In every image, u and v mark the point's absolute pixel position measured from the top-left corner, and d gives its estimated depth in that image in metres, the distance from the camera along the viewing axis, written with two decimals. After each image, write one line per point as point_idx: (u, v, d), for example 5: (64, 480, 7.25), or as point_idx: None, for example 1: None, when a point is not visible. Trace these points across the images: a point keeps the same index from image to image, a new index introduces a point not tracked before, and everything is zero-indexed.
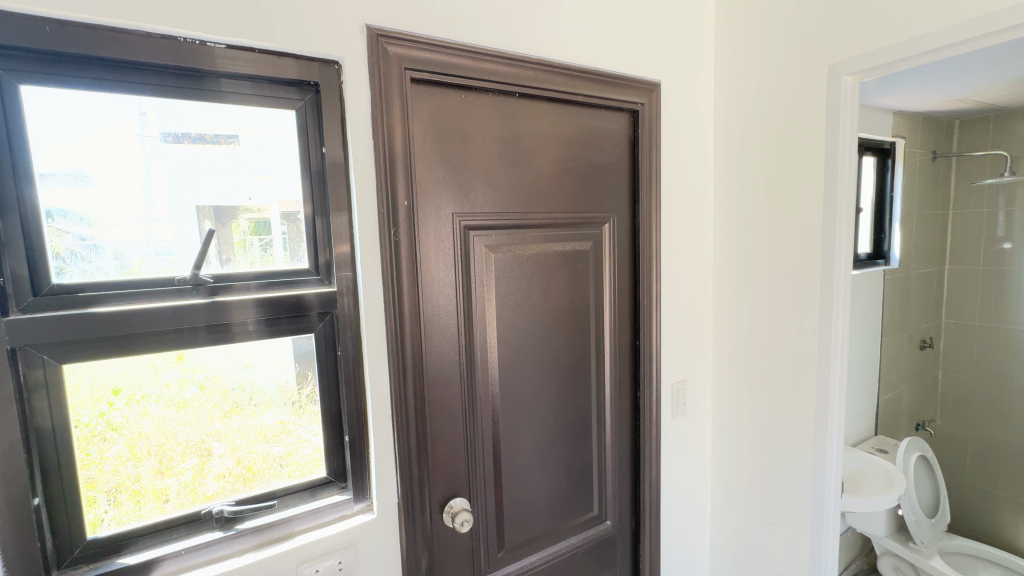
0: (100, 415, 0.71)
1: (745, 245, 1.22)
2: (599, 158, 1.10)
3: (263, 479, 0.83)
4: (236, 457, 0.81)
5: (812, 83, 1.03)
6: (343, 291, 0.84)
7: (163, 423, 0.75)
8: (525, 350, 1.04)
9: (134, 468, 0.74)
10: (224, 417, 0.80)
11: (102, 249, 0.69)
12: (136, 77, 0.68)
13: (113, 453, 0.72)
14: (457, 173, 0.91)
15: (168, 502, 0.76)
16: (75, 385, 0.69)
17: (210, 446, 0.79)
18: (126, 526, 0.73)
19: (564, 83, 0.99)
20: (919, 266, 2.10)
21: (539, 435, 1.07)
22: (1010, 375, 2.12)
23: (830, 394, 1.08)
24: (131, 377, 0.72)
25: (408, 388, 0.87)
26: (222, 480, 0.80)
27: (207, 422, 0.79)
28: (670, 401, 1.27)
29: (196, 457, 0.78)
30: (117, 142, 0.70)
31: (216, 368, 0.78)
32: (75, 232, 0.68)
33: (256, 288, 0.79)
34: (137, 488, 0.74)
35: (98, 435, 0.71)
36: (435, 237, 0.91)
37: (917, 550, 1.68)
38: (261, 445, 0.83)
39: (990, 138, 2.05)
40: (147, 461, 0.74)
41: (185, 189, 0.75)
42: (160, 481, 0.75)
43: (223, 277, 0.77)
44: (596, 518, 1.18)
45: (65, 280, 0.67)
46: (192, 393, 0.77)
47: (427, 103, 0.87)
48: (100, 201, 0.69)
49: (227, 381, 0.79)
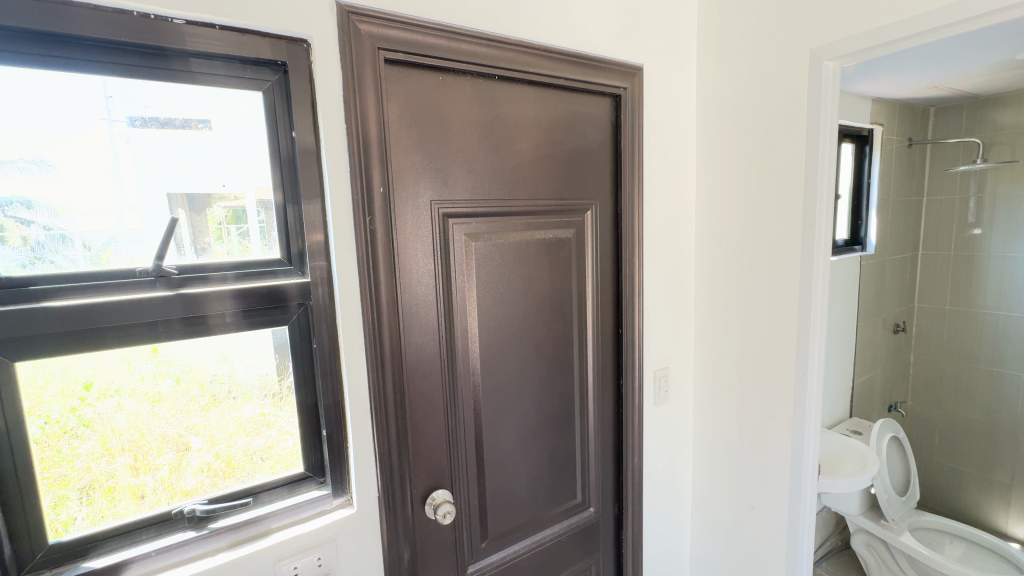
0: (71, 411, 0.67)
1: (728, 233, 1.21)
2: (581, 142, 1.08)
3: (242, 474, 0.80)
4: (215, 451, 0.78)
5: (794, 67, 1.02)
6: (318, 282, 0.81)
7: (137, 418, 0.72)
8: (506, 339, 1.02)
9: (107, 463, 0.70)
10: (201, 411, 0.77)
11: (70, 239, 0.66)
12: (94, 57, 0.63)
13: (85, 449, 0.69)
14: (435, 158, 0.88)
15: (144, 499, 0.73)
16: (43, 380, 0.65)
17: (188, 440, 0.76)
18: (99, 525, 0.70)
19: (544, 66, 0.97)
20: (893, 251, 2.14)
21: (521, 425, 1.06)
22: (977, 358, 2.19)
23: (809, 378, 1.10)
24: (102, 372, 0.68)
25: (387, 379, 0.85)
26: (201, 474, 0.77)
27: (184, 416, 0.76)
28: (652, 387, 1.27)
29: (173, 452, 0.75)
30: (79, 124, 0.65)
31: (194, 361, 0.75)
32: (39, 221, 0.64)
33: (233, 278, 0.76)
34: (111, 485, 0.71)
35: (69, 432, 0.67)
36: (413, 225, 0.88)
37: (887, 527, 1.73)
38: (240, 439, 0.80)
39: (963, 126, 2.09)
40: (121, 457, 0.71)
41: (153, 174, 0.71)
42: (135, 478, 0.72)
43: (195, 268, 0.74)
44: (580, 505, 1.19)
45: (35, 271, 0.64)
46: (168, 387, 0.74)
47: (403, 85, 0.83)
48: (65, 188, 0.66)
49: (206, 374, 0.76)
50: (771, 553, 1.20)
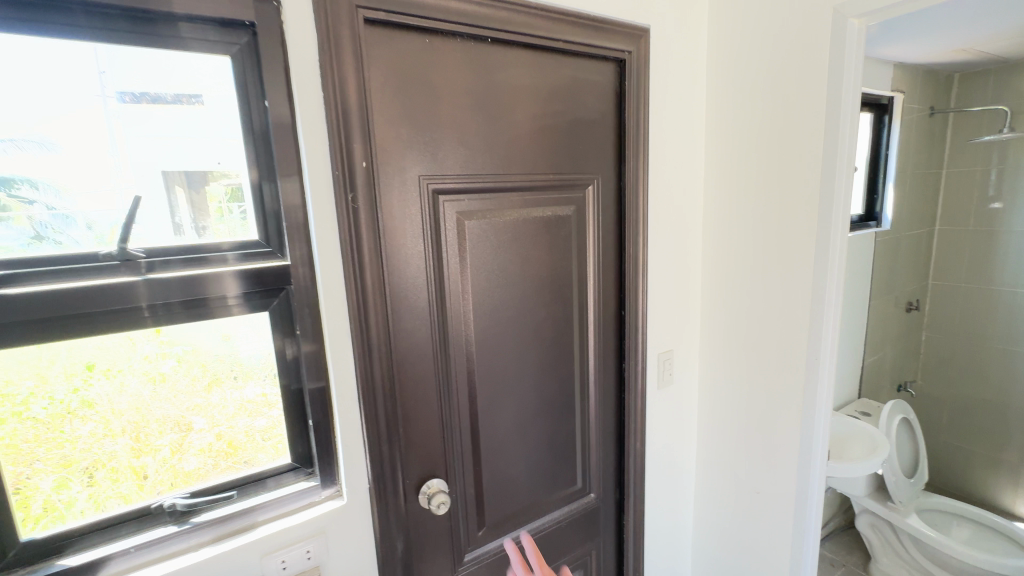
0: (74, 391, 0.65)
1: (739, 210, 1.14)
2: (583, 112, 1.01)
3: (245, 455, 0.78)
4: (216, 432, 0.76)
5: (813, 27, 0.94)
6: (297, 264, 0.75)
7: (139, 398, 0.69)
8: (501, 323, 0.97)
9: (110, 444, 0.68)
10: (203, 391, 0.74)
11: (74, 219, 0.63)
12: (70, 20, 0.59)
13: (86, 430, 0.66)
14: (423, 130, 0.82)
15: (146, 479, 0.71)
16: (48, 359, 0.63)
17: (190, 421, 0.74)
18: (102, 506, 0.68)
19: (541, 27, 0.88)
20: (909, 227, 2.06)
21: (519, 411, 1.02)
22: (992, 337, 2.12)
23: (820, 363, 1.04)
24: (106, 350, 0.66)
25: (375, 368, 0.81)
26: (203, 455, 0.75)
27: (186, 397, 0.73)
28: (656, 370, 1.22)
29: (174, 433, 0.73)
30: (71, 97, 0.62)
31: (195, 341, 0.72)
32: (42, 200, 0.62)
33: (236, 259, 0.73)
34: (112, 466, 0.69)
35: (71, 412, 0.65)
36: (400, 203, 0.81)
37: (893, 509, 1.70)
38: (242, 420, 0.77)
39: (989, 93, 1.96)
40: (123, 438, 0.69)
41: (150, 150, 0.67)
42: (137, 459, 0.70)
43: (192, 249, 0.70)
44: (581, 491, 1.16)
45: (36, 252, 0.61)
46: (170, 366, 0.71)
47: (386, 49, 0.76)
48: (66, 167, 0.63)
49: (208, 353, 0.73)
50: (776, 539, 1.18)
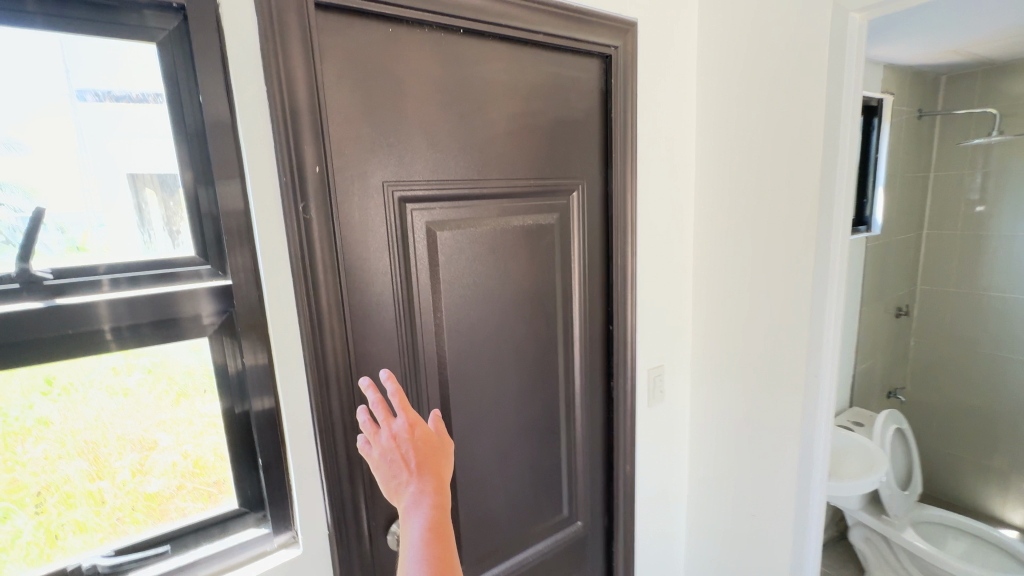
0: (28, 410, 0.57)
1: (731, 217, 1.07)
2: (566, 112, 0.93)
3: (216, 473, 0.71)
4: (182, 450, 0.68)
5: (811, 22, 0.88)
6: (241, 283, 0.65)
7: (100, 416, 0.62)
8: (479, 343, 0.88)
9: (64, 467, 0.61)
10: (170, 406, 0.67)
11: (43, 224, 0.57)
12: (14, 3, 0.51)
13: (39, 453, 0.59)
14: (387, 131, 0.73)
15: (104, 505, 0.64)
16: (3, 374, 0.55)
17: (154, 439, 0.66)
18: (55, 534, 0.61)
19: (520, 18, 0.80)
20: (898, 232, 2.03)
21: (499, 437, 0.93)
22: (980, 342, 2.10)
23: (820, 379, 1.00)
24: (66, 362, 0.58)
25: (335, 399, 0.71)
26: (168, 476, 0.68)
27: (153, 412, 0.66)
28: (646, 388, 1.15)
29: (136, 453, 0.65)
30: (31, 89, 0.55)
31: (164, 351, 0.65)
32: (8, 203, 0.55)
33: (209, 275, 0.65)
34: (67, 490, 0.61)
35: (22, 433, 0.57)
36: (361, 213, 0.72)
37: (888, 522, 1.66)
38: (210, 436, 0.70)
39: (978, 95, 1.94)
40: (78, 460, 0.61)
41: (119, 149, 0.60)
42: (93, 482, 0.63)
43: (164, 263, 0.63)
44: (568, 519, 1.08)
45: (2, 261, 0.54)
46: (137, 380, 0.63)
47: (343, 39, 0.67)
48: (34, 168, 0.56)
49: (178, 365, 0.66)
50: (773, 564, 1.12)
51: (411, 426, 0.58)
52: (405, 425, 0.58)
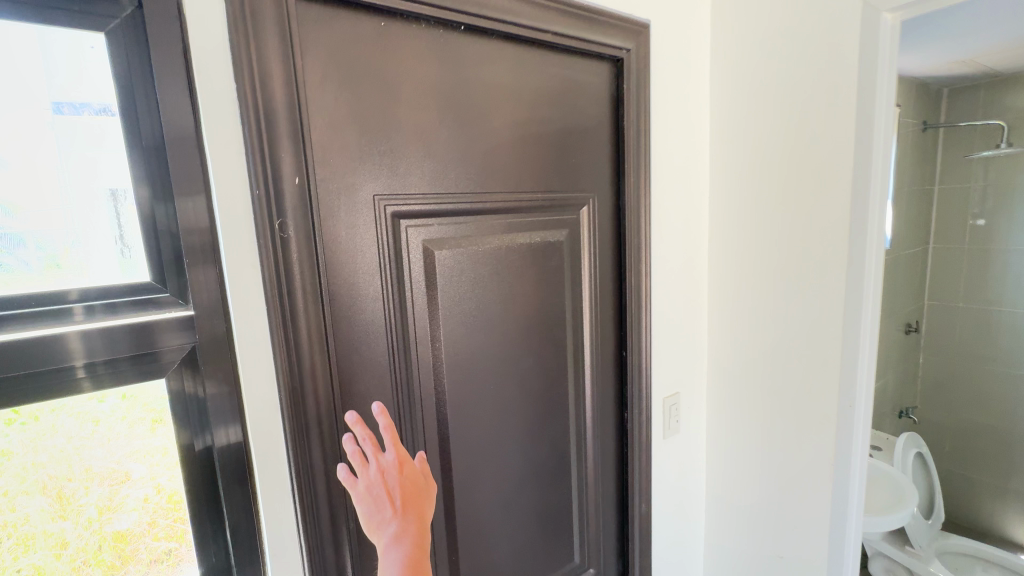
0: None
1: (751, 233, 1.00)
2: (575, 120, 0.85)
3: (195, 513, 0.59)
4: (156, 486, 0.57)
5: (838, 24, 0.82)
6: (205, 314, 0.54)
7: (67, 446, 0.52)
8: (482, 375, 0.79)
9: (23, 503, 0.51)
10: (145, 435, 0.56)
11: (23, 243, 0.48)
12: None
13: None
14: (379, 138, 0.64)
15: (67, 547, 0.54)
16: None
17: (127, 471, 0.56)
18: None
19: (527, 15, 0.72)
20: (906, 246, 1.98)
21: (504, 480, 0.83)
22: (992, 359, 2.04)
23: (855, 409, 0.93)
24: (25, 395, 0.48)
25: (317, 448, 0.61)
26: (142, 513, 0.58)
27: (127, 442, 0.55)
28: (661, 418, 1.05)
29: (107, 487, 0.56)
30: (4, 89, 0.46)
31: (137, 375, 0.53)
32: None
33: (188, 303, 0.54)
34: (25, 530, 0.52)
35: None
36: (348, 231, 0.63)
37: (915, 556, 1.56)
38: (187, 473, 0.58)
39: (980, 108, 1.92)
40: (40, 496, 0.52)
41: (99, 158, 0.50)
42: (56, 521, 0.53)
43: (140, 289, 0.52)
44: (580, 568, 0.97)
45: None
46: (109, 406, 0.53)
47: (328, 32, 0.58)
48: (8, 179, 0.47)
49: (156, 392, 0.55)
50: None
51: (400, 463, 0.55)
52: (395, 461, 0.54)
